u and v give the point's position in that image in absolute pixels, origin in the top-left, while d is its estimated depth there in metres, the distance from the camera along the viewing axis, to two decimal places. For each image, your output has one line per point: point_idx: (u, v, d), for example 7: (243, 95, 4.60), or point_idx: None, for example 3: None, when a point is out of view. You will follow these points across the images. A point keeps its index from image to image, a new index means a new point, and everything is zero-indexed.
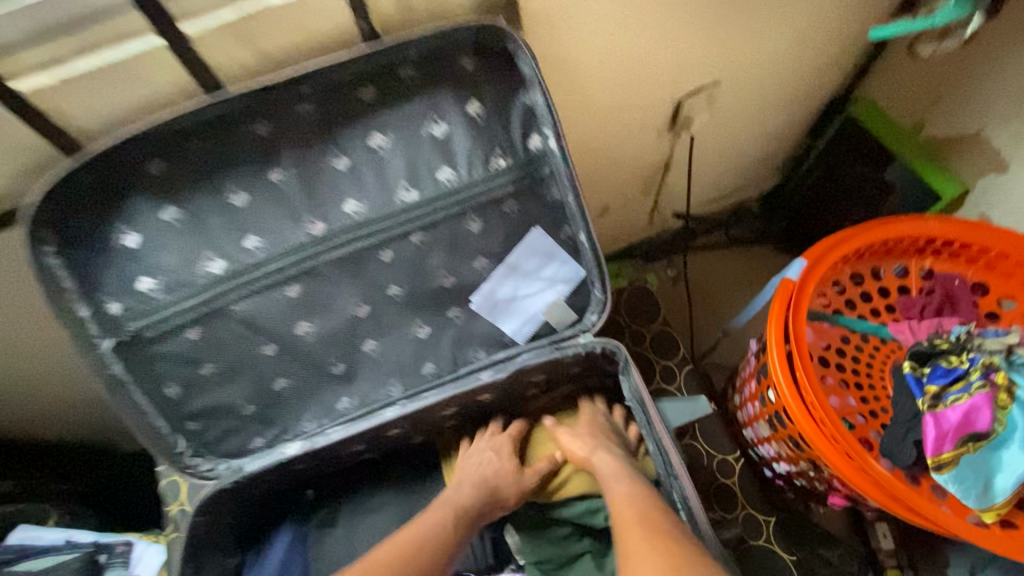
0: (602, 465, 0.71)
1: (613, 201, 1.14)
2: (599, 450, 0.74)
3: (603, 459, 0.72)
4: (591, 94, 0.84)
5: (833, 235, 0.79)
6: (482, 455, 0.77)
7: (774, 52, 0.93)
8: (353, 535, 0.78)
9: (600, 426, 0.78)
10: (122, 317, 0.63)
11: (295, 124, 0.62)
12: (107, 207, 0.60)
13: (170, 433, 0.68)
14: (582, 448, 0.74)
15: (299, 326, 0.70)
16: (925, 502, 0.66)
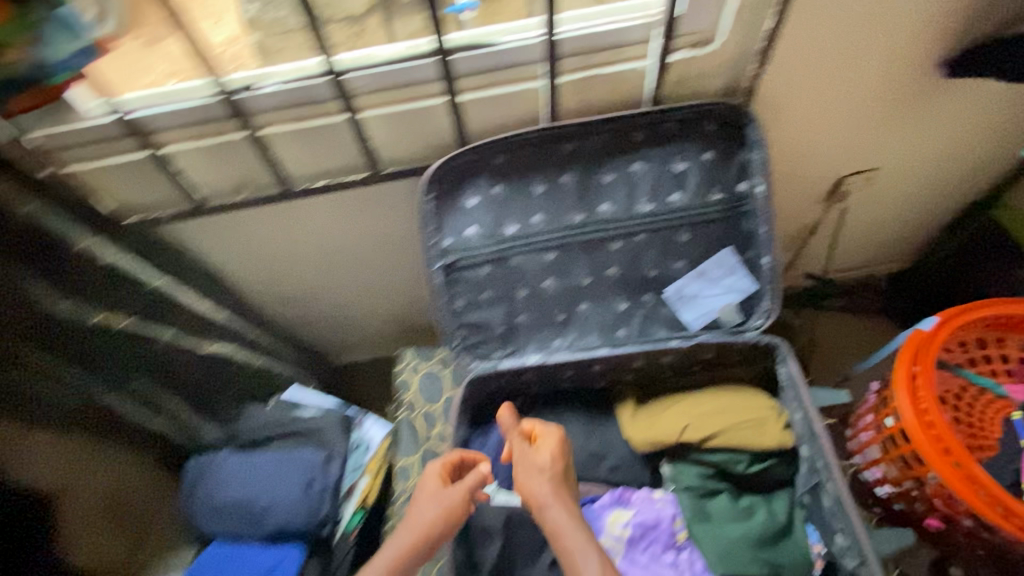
0: (556, 515, 0.71)
1: None
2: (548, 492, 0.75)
3: (560, 506, 0.72)
4: (776, 159, 1.10)
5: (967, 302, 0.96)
6: (434, 500, 0.79)
7: (930, 154, 1.15)
8: None
9: (557, 455, 0.79)
10: (449, 247, 0.97)
11: (588, 147, 0.94)
12: (465, 178, 0.94)
13: (448, 333, 1.01)
14: (538, 485, 0.75)
15: (546, 281, 1.01)
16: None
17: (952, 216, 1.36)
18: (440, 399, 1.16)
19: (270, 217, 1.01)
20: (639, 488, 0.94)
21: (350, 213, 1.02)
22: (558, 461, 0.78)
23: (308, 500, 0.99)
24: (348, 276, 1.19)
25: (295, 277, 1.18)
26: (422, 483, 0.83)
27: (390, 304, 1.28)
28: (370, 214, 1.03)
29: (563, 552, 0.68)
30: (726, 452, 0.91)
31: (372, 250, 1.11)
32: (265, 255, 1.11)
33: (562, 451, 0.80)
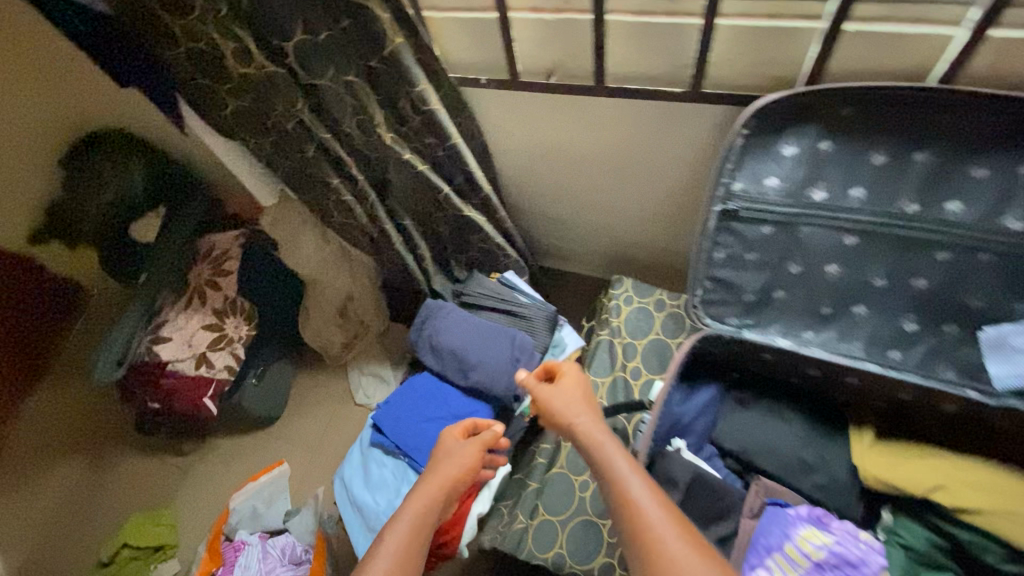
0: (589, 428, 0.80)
1: None
2: (579, 412, 0.84)
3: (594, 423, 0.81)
4: None
5: None
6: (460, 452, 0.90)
7: None
8: (751, 430, 0.91)
9: (579, 384, 0.88)
10: (738, 192, 0.87)
11: (975, 127, 0.74)
12: (794, 122, 0.82)
13: (693, 280, 0.94)
14: (568, 409, 0.84)
15: (828, 266, 0.88)
16: None
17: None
18: (645, 337, 1.13)
19: (563, 108, 1.01)
20: (843, 520, 0.83)
21: (641, 124, 0.98)
22: (580, 390, 0.88)
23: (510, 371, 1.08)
24: (599, 188, 1.17)
25: (551, 174, 1.19)
26: (446, 443, 0.93)
27: (623, 228, 1.26)
28: (660, 131, 0.98)
29: (598, 459, 0.76)
30: (980, 535, 0.76)
31: (639, 168, 1.07)
32: (536, 145, 1.13)
33: (584, 386, 0.89)
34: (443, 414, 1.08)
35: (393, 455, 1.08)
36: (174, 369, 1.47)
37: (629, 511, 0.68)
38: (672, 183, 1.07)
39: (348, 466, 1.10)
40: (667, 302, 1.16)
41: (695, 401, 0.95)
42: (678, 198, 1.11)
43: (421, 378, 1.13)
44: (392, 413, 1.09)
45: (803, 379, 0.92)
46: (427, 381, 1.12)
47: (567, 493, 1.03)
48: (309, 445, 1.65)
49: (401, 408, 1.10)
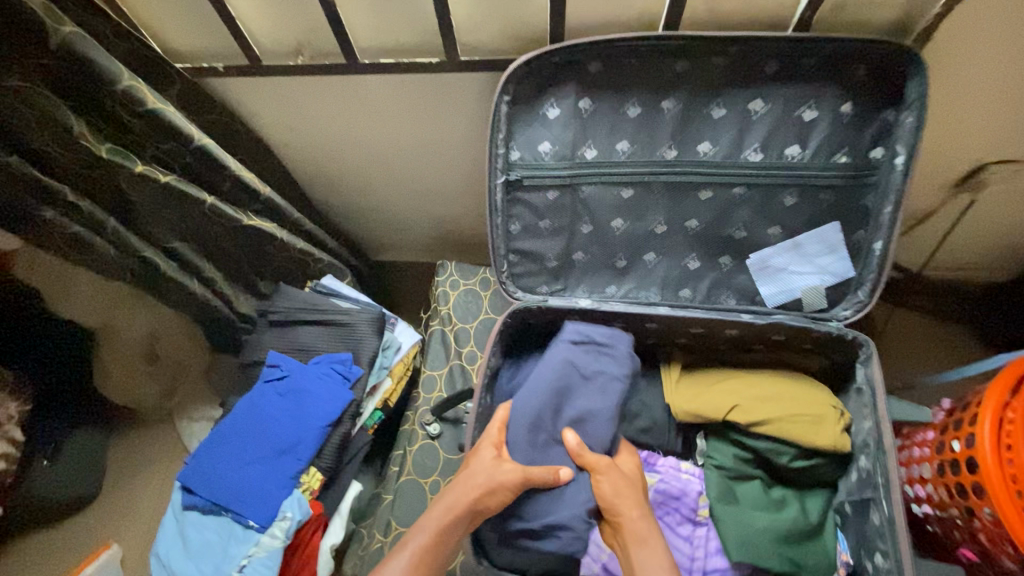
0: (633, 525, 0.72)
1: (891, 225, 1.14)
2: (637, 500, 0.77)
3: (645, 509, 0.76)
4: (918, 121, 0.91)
5: None
6: (491, 457, 0.78)
7: None
8: None
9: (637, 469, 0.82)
10: (518, 160, 0.85)
11: (704, 70, 0.78)
12: (550, 83, 0.80)
13: (500, 257, 0.92)
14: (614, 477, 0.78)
15: (615, 221, 0.90)
16: None
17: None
18: (476, 320, 1.10)
19: (330, 89, 0.92)
20: (667, 456, 0.88)
21: (410, 97, 0.91)
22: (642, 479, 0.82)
23: (523, 428, 0.82)
24: (397, 170, 1.10)
25: (346, 162, 1.10)
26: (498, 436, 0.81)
27: (437, 211, 1.20)
28: (433, 102, 0.92)
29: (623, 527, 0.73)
30: (772, 441, 0.84)
31: (428, 144, 1.02)
32: (316, 131, 1.02)
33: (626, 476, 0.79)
34: (263, 452, 0.95)
35: (213, 512, 0.93)
36: None
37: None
38: (466, 157, 1.04)
39: (161, 539, 0.93)
40: (491, 279, 1.13)
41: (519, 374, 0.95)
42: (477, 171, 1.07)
43: (233, 415, 0.99)
44: (204, 466, 0.95)
45: (615, 331, 0.94)
46: (241, 417, 0.99)
47: (419, 499, 0.97)
48: (143, 516, 1.42)
49: (216, 457, 0.95)
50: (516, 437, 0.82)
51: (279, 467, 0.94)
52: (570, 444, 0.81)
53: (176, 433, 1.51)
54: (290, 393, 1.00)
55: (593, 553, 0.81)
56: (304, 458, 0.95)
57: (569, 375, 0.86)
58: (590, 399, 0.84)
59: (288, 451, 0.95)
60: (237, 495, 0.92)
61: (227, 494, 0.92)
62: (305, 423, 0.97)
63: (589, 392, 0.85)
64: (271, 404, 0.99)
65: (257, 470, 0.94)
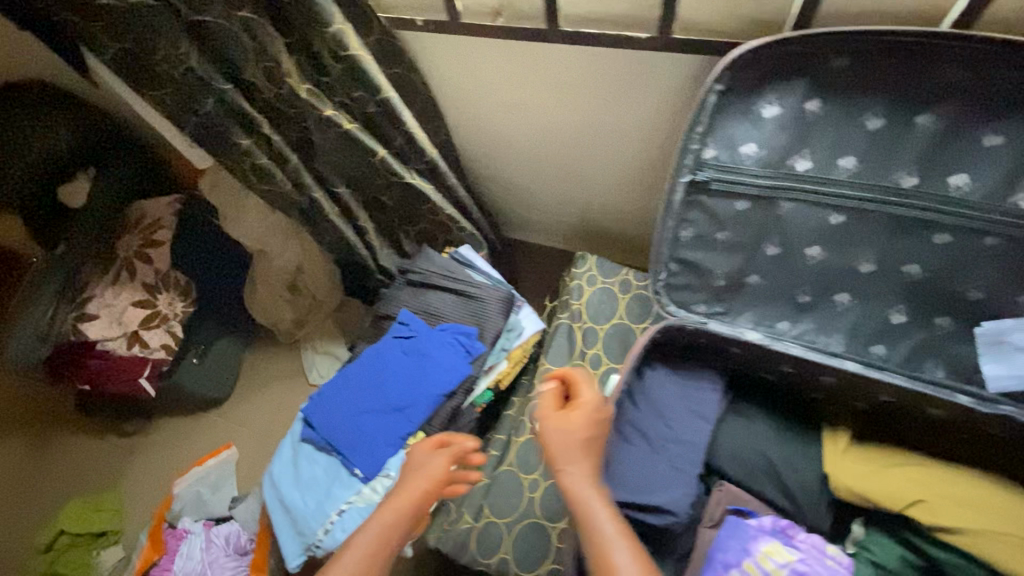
0: (567, 481, 0.63)
1: None
2: (574, 460, 0.65)
3: (580, 467, 0.64)
4: None
5: None
6: (427, 466, 0.77)
7: None
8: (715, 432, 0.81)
9: (591, 421, 0.68)
10: (710, 160, 0.74)
11: (988, 83, 0.61)
12: (774, 76, 0.68)
13: (660, 264, 0.82)
14: (556, 442, 0.66)
15: (809, 248, 0.76)
16: None
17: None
18: (607, 322, 1.02)
19: (519, 59, 0.87)
20: (811, 533, 0.75)
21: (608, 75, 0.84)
22: (591, 424, 0.68)
23: (622, 458, 0.77)
24: (561, 149, 1.03)
25: (510, 135, 1.05)
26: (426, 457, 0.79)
27: (589, 199, 1.13)
28: (631, 82, 0.84)
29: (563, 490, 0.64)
30: (963, 558, 0.67)
31: (606, 127, 0.94)
32: (491, 100, 0.98)
33: (597, 420, 0.69)
34: (380, 406, 0.98)
35: (327, 449, 0.98)
36: (104, 349, 1.36)
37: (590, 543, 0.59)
38: (644, 147, 0.95)
39: (276, 463, 0.99)
40: (633, 282, 1.04)
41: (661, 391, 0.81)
42: (647, 161, 0.98)
43: (358, 362, 1.02)
44: (326, 405, 0.99)
45: (778, 373, 0.81)
46: (365, 366, 1.02)
47: (516, 494, 0.93)
48: (260, 427, 1.55)
49: (338, 399, 0.99)
50: (621, 468, 0.75)
51: (392, 424, 0.97)
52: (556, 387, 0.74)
53: (299, 359, 1.62)
54: (413, 355, 1.01)
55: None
56: (415, 421, 0.97)
57: (647, 393, 0.81)
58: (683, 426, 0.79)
59: (402, 410, 0.98)
60: (351, 441, 0.96)
61: (342, 437, 0.96)
62: (423, 389, 0.98)
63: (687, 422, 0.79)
64: (393, 361, 1.01)
65: (372, 421, 0.97)
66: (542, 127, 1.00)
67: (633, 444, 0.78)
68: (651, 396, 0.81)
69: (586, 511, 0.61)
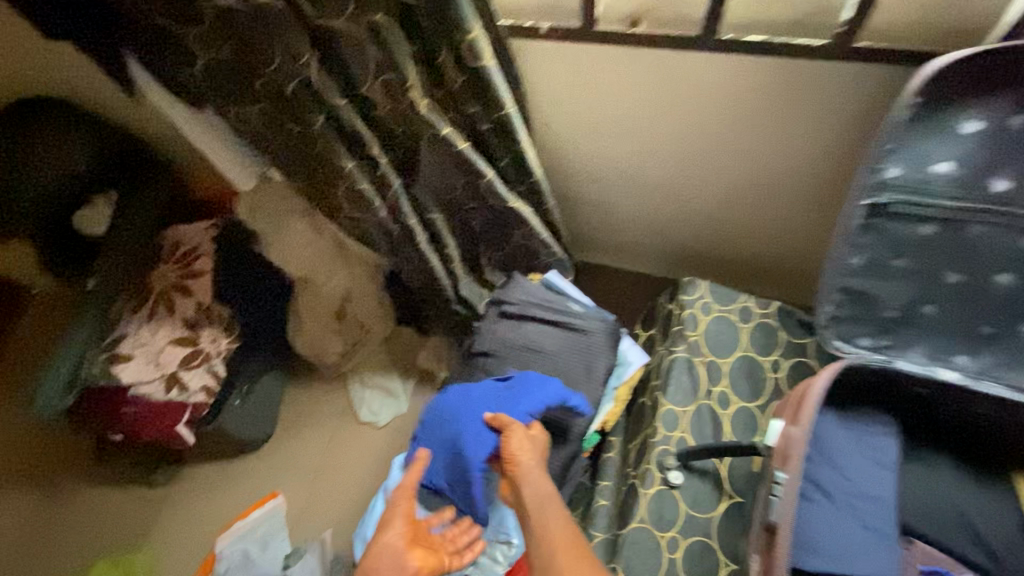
0: (531, 489, 0.72)
1: None
2: (528, 464, 0.76)
3: (535, 475, 0.74)
4: None
5: None
6: (391, 521, 0.75)
7: None
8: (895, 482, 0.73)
9: (534, 442, 0.79)
10: (893, 181, 0.66)
11: None
12: (979, 89, 0.61)
13: (826, 295, 0.74)
14: (516, 452, 0.77)
15: (1001, 275, 0.69)
16: None
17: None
18: (731, 355, 0.93)
19: (644, 66, 0.76)
20: None
21: (778, 91, 0.73)
22: (533, 441, 0.79)
23: (812, 523, 0.68)
24: (670, 164, 0.90)
25: (608, 152, 0.92)
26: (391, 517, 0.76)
27: (694, 228, 1.02)
28: (811, 97, 0.73)
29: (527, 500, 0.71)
30: None
31: (755, 149, 0.83)
32: (591, 111, 0.85)
33: (534, 437, 0.80)
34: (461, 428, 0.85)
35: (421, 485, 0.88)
36: (137, 393, 1.21)
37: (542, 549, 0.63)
38: (785, 172, 0.85)
39: None
40: (754, 310, 0.95)
41: (835, 441, 0.73)
42: (792, 186, 0.87)
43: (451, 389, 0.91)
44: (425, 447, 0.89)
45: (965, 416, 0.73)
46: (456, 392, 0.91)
47: (652, 554, 0.83)
48: (307, 472, 1.42)
49: (433, 437, 0.89)
50: (814, 534, 0.67)
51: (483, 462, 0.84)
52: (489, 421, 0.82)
53: (345, 396, 1.49)
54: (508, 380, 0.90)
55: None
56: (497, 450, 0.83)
57: (818, 444, 0.73)
58: (867, 482, 0.70)
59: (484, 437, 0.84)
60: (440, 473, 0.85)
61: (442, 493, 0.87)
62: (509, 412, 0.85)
63: (869, 477, 0.70)
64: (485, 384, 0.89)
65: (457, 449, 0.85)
66: (659, 150, 0.88)
67: (814, 502, 0.69)
68: (824, 448, 0.72)
69: (541, 519, 0.67)
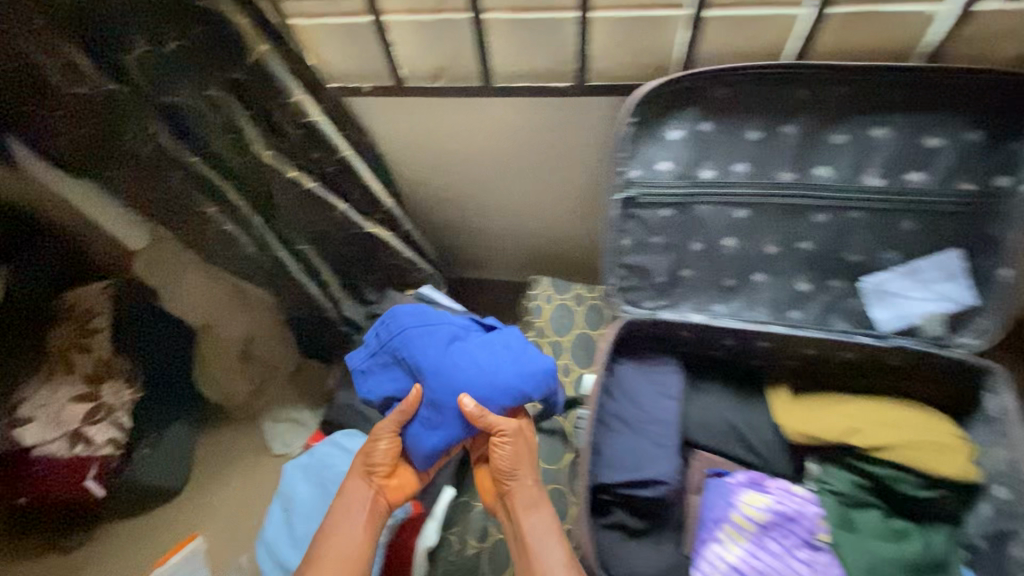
0: (520, 501, 0.83)
1: None
2: (520, 476, 0.84)
3: (524, 488, 0.84)
4: None
5: None
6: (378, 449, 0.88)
7: None
8: (685, 410, 0.93)
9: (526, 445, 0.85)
10: (635, 178, 0.90)
11: (827, 97, 0.81)
12: (674, 108, 0.86)
13: (612, 269, 0.96)
14: (508, 462, 0.83)
15: (726, 239, 0.93)
16: None
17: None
18: (570, 333, 1.13)
19: (451, 109, 0.97)
20: (777, 479, 0.86)
21: (550, 119, 0.94)
22: (526, 447, 0.85)
23: (613, 446, 0.86)
24: (496, 183, 1.10)
25: (446, 177, 1.11)
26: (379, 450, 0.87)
27: (533, 234, 1.23)
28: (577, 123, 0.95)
29: (515, 514, 0.82)
30: (892, 467, 0.82)
31: (554, 166, 1.04)
32: (424, 146, 1.06)
33: (525, 444, 0.85)
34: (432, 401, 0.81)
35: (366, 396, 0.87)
36: (41, 454, 1.24)
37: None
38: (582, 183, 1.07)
39: (269, 526, 0.97)
40: (586, 294, 1.16)
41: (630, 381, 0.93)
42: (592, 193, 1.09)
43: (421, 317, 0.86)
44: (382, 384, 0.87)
45: (726, 349, 0.95)
46: (428, 337, 0.85)
47: None
48: (226, 511, 1.47)
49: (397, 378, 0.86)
50: (614, 454, 0.85)
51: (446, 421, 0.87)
52: (468, 410, 0.80)
53: (259, 432, 1.57)
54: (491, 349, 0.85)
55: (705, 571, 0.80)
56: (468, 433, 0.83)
57: (619, 386, 0.92)
58: (655, 409, 0.90)
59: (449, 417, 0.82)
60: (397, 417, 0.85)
61: (335, 480, 0.98)
62: (489, 395, 0.82)
63: (657, 404, 0.90)
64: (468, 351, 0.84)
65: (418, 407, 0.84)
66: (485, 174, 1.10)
67: (617, 430, 0.88)
68: (624, 387, 0.92)
69: (530, 537, 0.80)
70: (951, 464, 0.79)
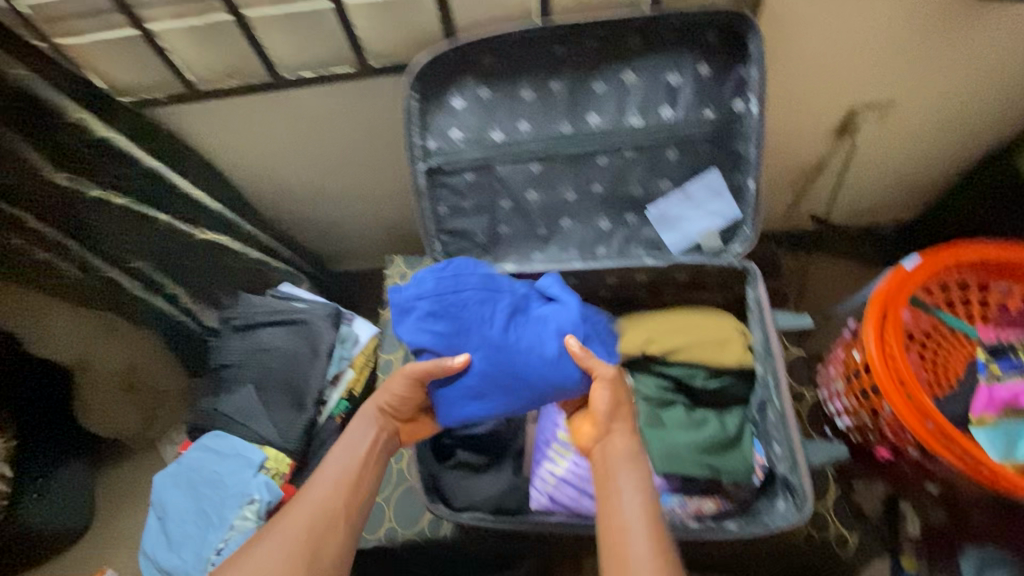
0: (610, 446, 0.76)
1: (799, 166, 1.32)
2: (613, 424, 0.78)
3: (620, 438, 0.76)
4: (771, 93, 1.12)
5: (921, 259, 0.97)
6: (392, 388, 0.84)
7: (942, 90, 1.13)
8: None
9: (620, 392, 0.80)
10: (433, 149, 0.97)
11: (579, 50, 0.90)
12: (452, 79, 0.92)
13: (435, 236, 1.02)
14: (601, 402, 0.79)
15: (528, 193, 1.01)
16: (965, 441, 0.85)
17: (992, 145, 1.25)
18: None
19: (262, 108, 1.04)
20: None
21: (351, 106, 1.03)
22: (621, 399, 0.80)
23: None
24: (330, 169, 1.19)
25: (284, 172, 1.20)
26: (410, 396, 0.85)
27: (384, 214, 1.32)
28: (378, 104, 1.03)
29: (604, 467, 0.74)
30: (686, 366, 0.94)
31: (374, 148, 1.13)
32: (249, 144, 1.12)
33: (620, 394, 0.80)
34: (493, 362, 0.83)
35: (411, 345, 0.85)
36: None
37: (611, 521, 0.68)
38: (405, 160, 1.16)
39: (146, 537, 0.99)
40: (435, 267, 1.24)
41: None
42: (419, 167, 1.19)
43: (486, 284, 0.87)
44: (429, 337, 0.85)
45: None
46: (487, 304, 0.86)
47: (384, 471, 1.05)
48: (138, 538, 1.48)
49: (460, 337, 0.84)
50: None
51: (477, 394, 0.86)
52: (572, 349, 0.82)
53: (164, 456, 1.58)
54: (550, 324, 0.85)
55: (539, 487, 0.90)
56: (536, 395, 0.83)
57: None
58: None
59: (488, 392, 0.83)
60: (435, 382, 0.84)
61: (205, 480, 1.00)
62: (556, 369, 0.82)
63: None
64: (522, 326, 0.86)
65: (462, 376, 0.84)
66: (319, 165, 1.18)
67: None
68: None
69: (618, 491, 0.70)
70: (729, 354, 0.92)
